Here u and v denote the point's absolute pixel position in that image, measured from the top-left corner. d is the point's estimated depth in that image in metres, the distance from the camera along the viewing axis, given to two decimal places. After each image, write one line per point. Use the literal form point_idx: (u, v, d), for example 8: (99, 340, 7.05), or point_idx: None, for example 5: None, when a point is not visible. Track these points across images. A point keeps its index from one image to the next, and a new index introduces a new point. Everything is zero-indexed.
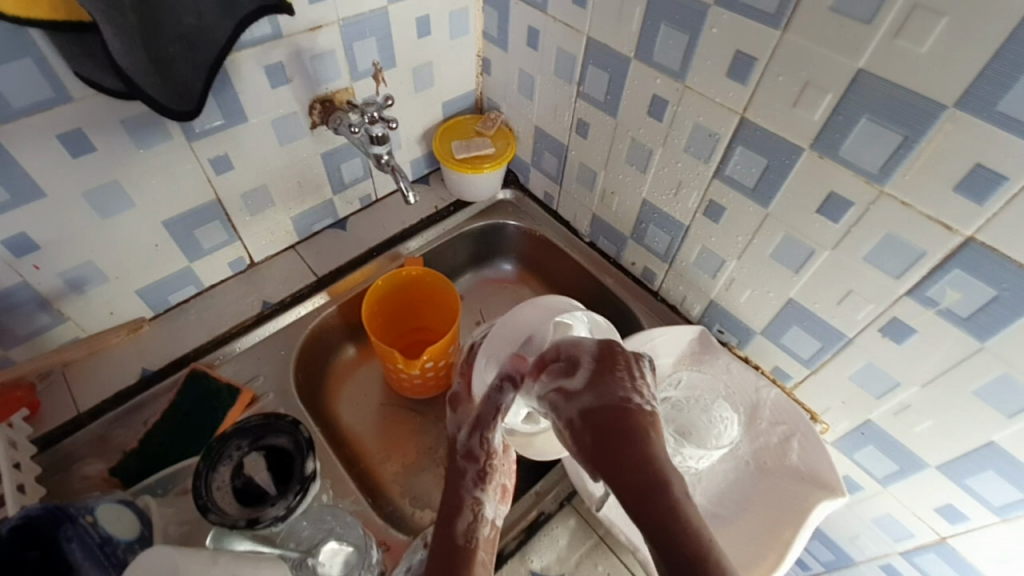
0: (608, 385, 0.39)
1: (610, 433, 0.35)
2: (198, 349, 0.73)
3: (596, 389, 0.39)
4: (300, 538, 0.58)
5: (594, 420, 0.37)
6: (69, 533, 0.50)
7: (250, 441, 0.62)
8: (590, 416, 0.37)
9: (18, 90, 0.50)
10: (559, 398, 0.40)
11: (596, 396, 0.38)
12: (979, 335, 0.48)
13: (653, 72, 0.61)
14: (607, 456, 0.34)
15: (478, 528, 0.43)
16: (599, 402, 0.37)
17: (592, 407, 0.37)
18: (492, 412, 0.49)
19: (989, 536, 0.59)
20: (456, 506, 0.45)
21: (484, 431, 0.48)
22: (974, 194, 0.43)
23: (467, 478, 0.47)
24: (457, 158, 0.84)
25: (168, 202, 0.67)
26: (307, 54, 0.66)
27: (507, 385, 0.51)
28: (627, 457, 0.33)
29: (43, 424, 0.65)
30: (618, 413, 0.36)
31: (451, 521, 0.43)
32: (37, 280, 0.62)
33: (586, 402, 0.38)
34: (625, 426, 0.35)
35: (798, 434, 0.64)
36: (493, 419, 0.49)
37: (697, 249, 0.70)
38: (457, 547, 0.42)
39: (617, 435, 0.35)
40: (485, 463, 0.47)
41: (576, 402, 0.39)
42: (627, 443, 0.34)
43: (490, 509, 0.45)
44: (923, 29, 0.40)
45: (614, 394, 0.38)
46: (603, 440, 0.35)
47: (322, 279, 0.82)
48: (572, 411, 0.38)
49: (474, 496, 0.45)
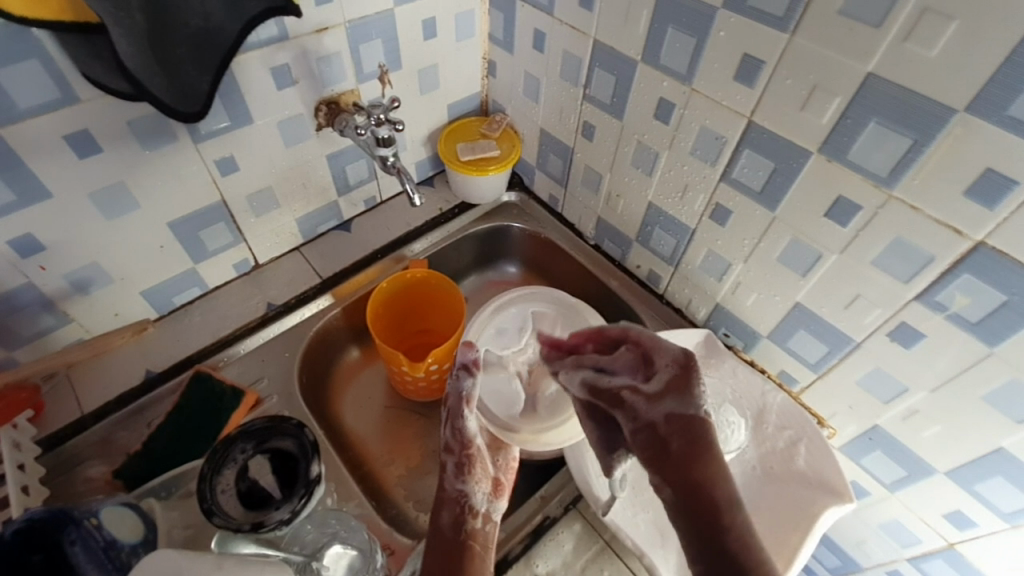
0: (691, 398, 0.45)
1: (690, 445, 0.42)
2: (203, 350, 0.73)
3: (681, 398, 0.45)
4: (305, 542, 0.58)
5: (678, 426, 0.43)
6: (73, 536, 0.50)
7: (255, 444, 0.62)
8: (673, 424, 0.44)
9: (26, 91, 0.50)
10: (641, 399, 0.46)
11: (679, 405, 0.45)
12: (989, 340, 0.48)
13: (659, 75, 0.61)
14: (688, 465, 0.41)
15: (466, 520, 0.49)
16: (684, 413, 0.44)
17: (677, 415, 0.44)
18: (456, 401, 0.56)
19: (998, 542, 0.58)
20: (445, 498, 0.51)
21: (456, 422, 0.55)
22: (985, 198, 0.43)
23: (449, 470, 0.53)
24: (461, 159, 0.84)
25: (174, 203, 0.66)
26: (313, 56, 0.66)
27: (463, 374, 0.57)
28: (704, 471, 0.40)
29: (48, 426, 0.65)
30: (698, 430, 0.43)
31: (440, 516, 0.50)
32: (42, 282, 0.62)
33: (669, 410, 0.45)
34: (702, 440, 0.42)
35: (805, 439, 0.64)
36: (460, 408, 0.55)
37: (703, 252, 0.70)
38: (447, 538, 0.48)
39: (698, 450, 0.42)
40: (462, 454, 0.54)
41: (659, 406, 0.45)
42: (704, 457, 0.41)
43: (478, 498, 0.52)
44: (934, 33, 0.40)
45: (695, 409, 0.44)
46: (687, 450, 0.42)
47: (327, 281, 0.82)
48: (655, 415, 0.45)
49: (458, 489, 0.52)
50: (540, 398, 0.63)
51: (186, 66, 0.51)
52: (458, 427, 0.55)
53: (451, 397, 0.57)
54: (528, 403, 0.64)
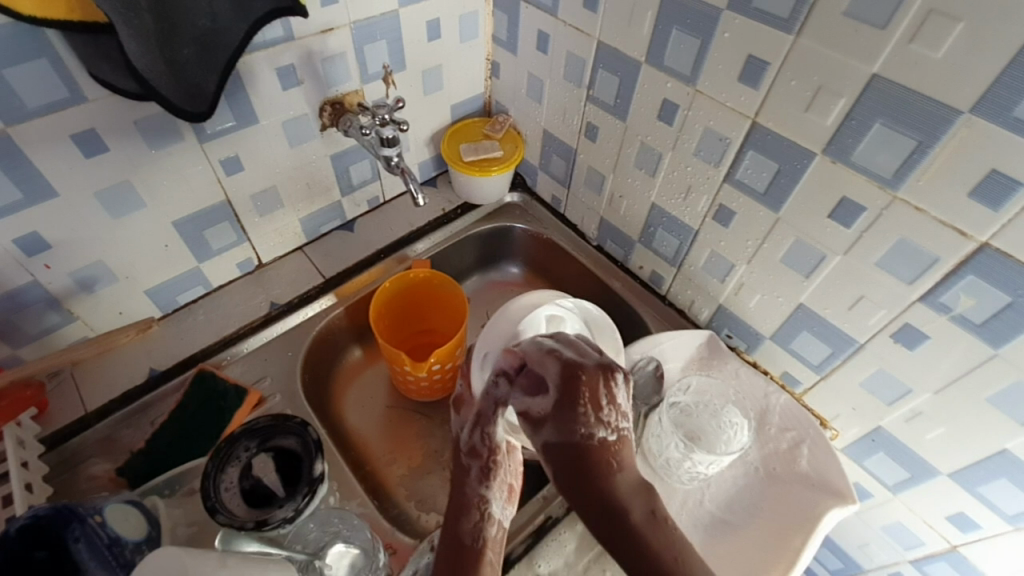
0: (569, 421, 0.41)
1: (569, 475, 0.39)
2: (206, 350, 0.73)
3: (558, 420, 0.41)
4: (306, 540, 0.58)
5: (560, 453, 0.40)
6: (77, 533, 0.50)
7: (258, 442, 0.62)
8: (554, 452, 0.41)
9: (34, 90, 0.50)
10: (527, 429, 0.44)
11: (555, 431, 0.41)
12: (992, 342, 0.48)
13: (663, 76, 0.61)
14: (573, 493, 0.39)
15: (484, 527, 0.46)
16: (561, 439, 0.40)
17: (554, 444, 0.41)
18: (489, 405, 0.50)
19: (1001, 544, 0.58)
20: (465, 505, 0.47)
21: (485, 426, 0.50)
22: (990, 200, 0.43)
23: (472, 474, 0.49)
24: (465, 160, 0.84)
25: (179, 202, 0.67)
26: (318, 56, 0.67)
27: (500, 377, 0.50)
28: (591, 493, 0.38)
29: (52, 424, 0.65)
30: (578, 450, 0.40)
31: (459, 520, 0.46)
32: (48, 280, 0.62)
33: (548, 437, 0.41)
34: (578, 467, 0.39)
35: (808, 441, 0.64)
36: (493, 414, 0.49)
37: (706, 253, 0.70)
38: (466, 547, 0.44)
39: (580, 472, 0.39)
40: (488, 459, 0.49)
41: (541, 432, 0.42)
42: (592, 478, 0.38)
43: (497, 507, 0.47)
44: (940, 34, 0.40)
45: (572, 429, 0.41)
46: (569, 478, 0.39)
47: (330, 280, 0.82)
48: (539, 444, 0.42)
49: (480, 494, 0.47)
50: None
51: (194, 66, 0.51)
52: (487, 432, 0.49)
53: (484, 398, 0.50)
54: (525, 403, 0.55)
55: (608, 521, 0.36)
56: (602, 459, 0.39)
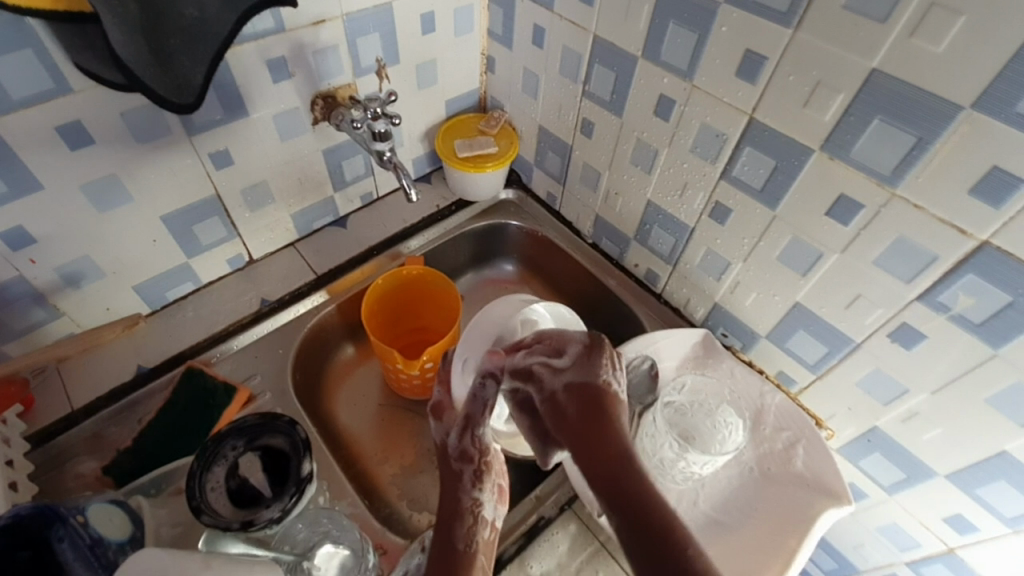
0: (594, 369, 0.47)
1: (585, 408, 0.44)
2: (195, 346, 0.72)
3: (581, 367, 0.48)
4: (294, 541, 0.57)
5: (582, 391, 0.46)
6: (61, 533, 0.49)
7: (245, 441, 0.61)
8: (573, 389, 0.46)
9: (17, 80, 0.49)
10: (547, 374, 0.49)
11: (578, 374, 0.47)
12: (993, 341, 0.47)
13: (660, 71, 0.60)
14: (584, 424, 0.43)
15: (478, 530, 0.46)
16: (585, 379, 0.47)
17: (575, 384, 0.47)
18: (479, 408, 0.52)
19: (998, 546, 0.58)
20: (460, 510, 0.48)
21: (474, 429, 0.52)
22: (991, 197, 0.42)
23: (465, 479, 0.50)
24: (458, 156, 0.83)
25: (168, 196, 0.66)
26: (310, 49, 0.65)
27: (488, 380, 0.53)
28: (604, 424, 0.42)
29: (38, 421, 0.64)
30: (597, 391, 0.45)
31: (453, 525, 0.46)
32: (33, 275, 0.61)
33: (570, 379, 0.47)
34: (595, 403, 0.44)
35: (803, 440, 0.63)
36: (481, 415, 0.52)
37: (702, 251, 0.69)
38: (459, 551, 0.45)
39: (596, 409, 0.44)
40: (480, 462, 0.51)
41: (561, 377, 0.48)
42: (605, 415, 0.43)
43: (490, 509, 0.48)
44: (941, 28, 0.39)
45: (594, 375, 0.47)
46: (583, 412, 0.44)
47: (322, 277, 0.81)
48: (558, 385, 0.48)
49: (473, 498, 0.48)
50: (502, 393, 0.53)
51: (181, 57, 0.49)
52: (476, 434, 0.52)
53: (472, 402, 0.53)
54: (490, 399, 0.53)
55: (611, 448, 0.40)
56: (614, 407, 0.44)
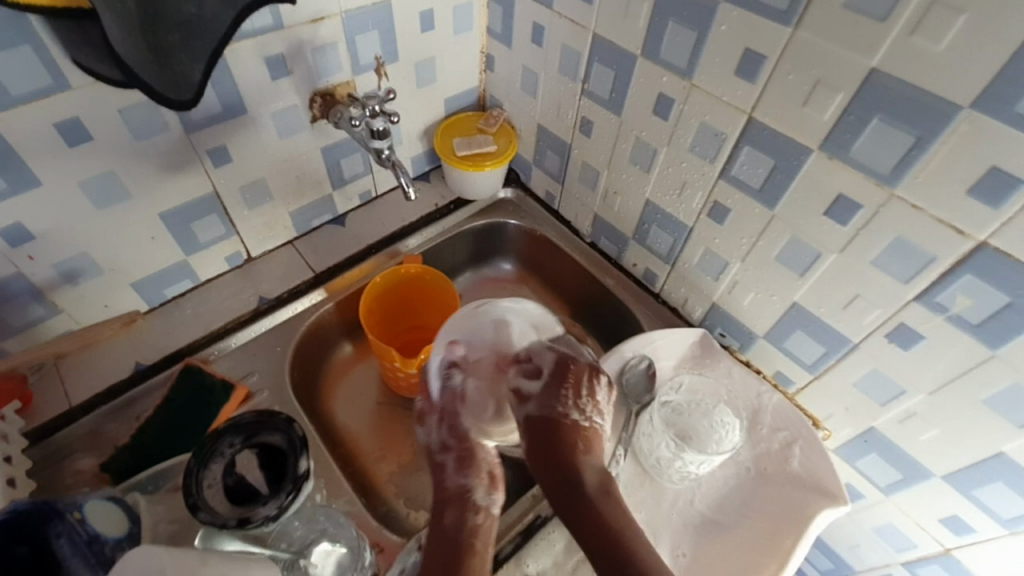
0: (558, 398, 0.51)
1: (545, 439, 0.48)
2: (193, 344, 0.72)
3: (546, 397, 0.51)
4: (291, 539, 0.57)
5: (545, 421, 0.50)
6: (59, 529, 0.49)
7: (243, 438, 0.61)
8: (535, 421, 0.50)
9: (16, 76, 0.49)
10: (513, 403, 0.53)
11: (540, 406, 0.51)
12: (991, 343, 0.47)
13: (660, 70, 0.60)
14: (542, 456, 0.47)
15: (470, 518, 0.47)
16: (547, 411, 0.50)
17: (534, 415, 0.50)
18: (449, 399, 0.56)
19: (994, 547, 0.58)
20: (448, 496, 0.49)
21: (450, 422, 0.55)
22: (989, 197, 0.42)
23: (448, 469, 0.52)
24: (458, 154, 0.83)
25: (166, 193, 0.66)
26: (309, 46, 0.65)
27: (454, 370, 0.58)
28: (563, 456, 0.47)
29: (36, 417, 0.64)
30: (556, 422, 0.49)
31: (443, 515, 0.48)
32: (31, 271, 0.61)
33: (537, 408, 0.51)
34: (553, 436, 0.48)
35: (799, 441, 0.64)
36: (454, 406, 0.56)
37: (700, 250, 0.69)
38: (454, 538, 0.46)
39: (556, 442, 0.48)
40: (460, 449, 0.53)
41: (524, 407, 0.52)
42: (566, 445, 0.48)
43: (483, 494, 0.49)
44: (942, 26, 0.39)
45: (555, 406, 0.50)
46: (542, 443, 0.48)
47: (320, 276, 0.81)
48: (520, 416, 0.52)
49: (461, 483, 0.50)
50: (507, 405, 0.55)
51: (180, 54, 0.49)
52: (453, 427, 0.55)
53: (442, 396, 0.57)
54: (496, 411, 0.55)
55: (567, 482, 0.45)
56: (573, 436, 0.48)
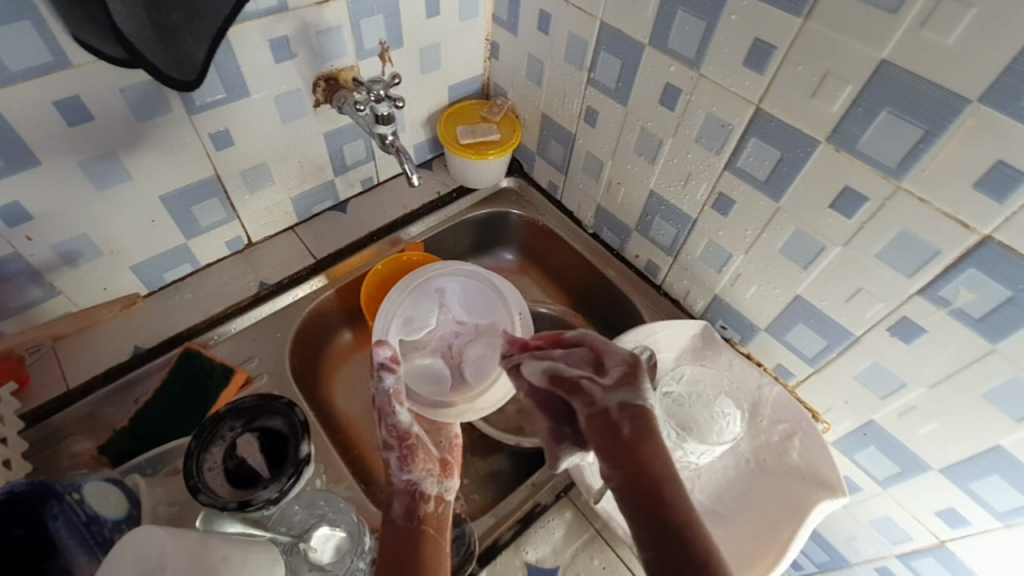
0: (640, 390, 0.47)
1: (638, 430, 0.43)
2: (192, 328, 0.72)
3: (631, 389, 0.46)
4: (291, 522, 0.57)
5: (629, 415, 0.45)
6: (55, 511, 0.49)
7: (244, 422, 0.61)
8: (616, 414, 0.45)
9: (14, 52, 0.48)
10: (598, 388, 0.47)
11: (631, 393, 0.46)
12: (991, 337, 0.47)
13: (667, 59, 0.60)
14: (635, 453, 0.42)
15: (420, 505, 0.49)
16: (635, 401, 0.45)
17: (629, 403, 0.45)
18: (386, 399, 0.54)
19: (988, 540, 0.58)
20: (394, 490, 0.51)
21: (389, 418, 0.54)
22: (994, 192, 0.42)
23: (392, 465, 0.53)
24: (461, 143, 0.83)
25: (168, 176, 0.65)
26: (313, 29, 0.65)
27: (384, 372, 0.54)
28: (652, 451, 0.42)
29: (33, 400, 0.64)
30: (644, 415, 0.44)
31: (391, 506, 0.49)
32: (29, 252, 0.60)
33: (622, 399, 0.46)
34: (648, 426, 0.44)
35: (799, 433, 0.64)
36: (390, 405, 0.54)
37: (703, 243, 0.69)
38: (403, 528, 0.47)
39: (648, 439, 0.43)
40: (402, 447, 0.53)
41: (614, 394, 0.47)
42: (652, 441, 0.42)
43: (430, 484, 0.51)
44: (953, 18, 0.39)
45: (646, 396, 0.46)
46: (636, 434, 0.43)
47: (321, 262, 0.80)
48: (610, 403, 0.46)
49: (407, 478, 0.51)
50: (464, 367, 0.68)
51: (182, 32, 0.48)
52: (392, 424, 0.54)
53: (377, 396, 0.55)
54: (456, 376, 0.68)
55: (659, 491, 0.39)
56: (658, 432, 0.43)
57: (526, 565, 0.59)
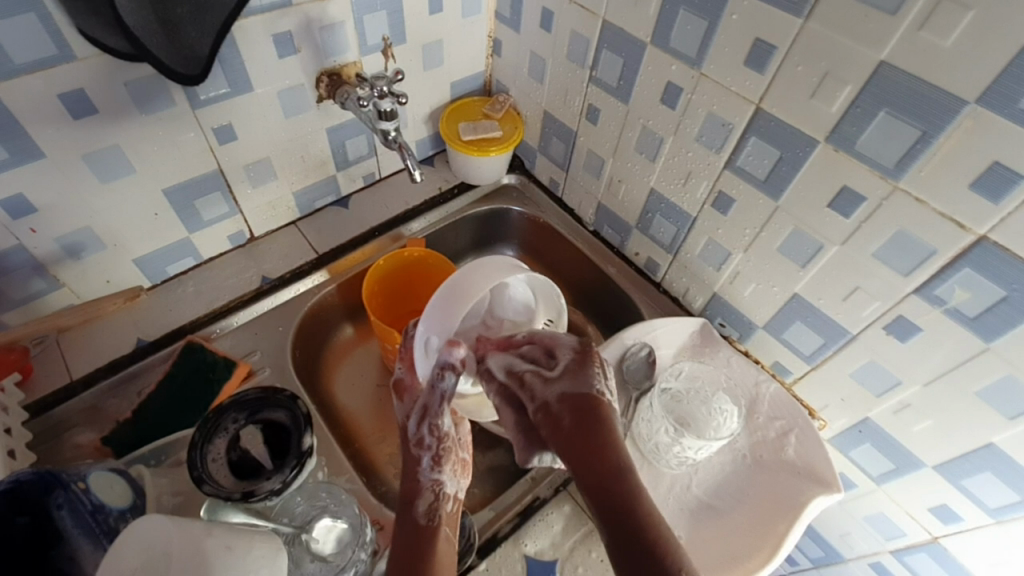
0: (585, 377, 0.46)
1: (579, 418, 0.42)
2: (194, 322, 0.72)
3: (573, 377, 0.46)
4: (293, 514, 0.58)
5: (569, 403, 0.44)
6: (60, 500, 0.49)
7: (247, 414, 0.62)
8: (558, 404, 0.44)
9: (20, 44, 0.48)
10: (539, 382, 0.47)
11: (572, 383, 0.45)
12: (986, 336, 0.48)
13: (668, 58, 0.60)
14: (578, 440, 0.41)
15: (440, 506, 0.48)
16: (575, 389, 0.45)
17: (569, 392, 0.44)
18: (438, 402, 0.50)
19: (981, 536, 0.59)
20: (417, 488, 0.49)
21: (432, 419, 0.51)
22: (990, 193, 0.43)
23: (423, 464, 0.50)
24: (463, 139, 0.83)
25: (171, 170, 0.65)
26: (317, 25, 0.65)
27: (448, 374, 0.50)
28: (591, 436, 0.41)
29: (36, 391, 0.64)
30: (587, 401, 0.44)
31: (414, 505, 0.48)
32: (32, 244, 0.60)
33: (563, 389, 0.45)
34: (591, 412, 0.42)
35: (795, 429, 0.65)
36: (440, 407, 0.51)
37: (703, 241, 0.70)
38: (421, 527, 0.46)
39: (590, 425, 0.42)
40: (438, 447, 0.51)
41: (554, 386, 0.46)
42: (592, 426, 0.42)
43: (450, 484, 0.50)
44: (950, 21, 0.40)
45: (589, 384, 0.45)
46: (577, 422, 0.42)
47: (323, 257, 0.81)
48: (550, 395, 0.45)
49: (433, 478, 0.49)
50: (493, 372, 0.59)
51: (187, 27, 0.49)
52: (435, 424, 0.51)
53: (429, 393, 0.51)
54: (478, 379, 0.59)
55: (605, 469, 0.38)
56: (602, 414, 0.42)
57: (525, 557, 0.60)
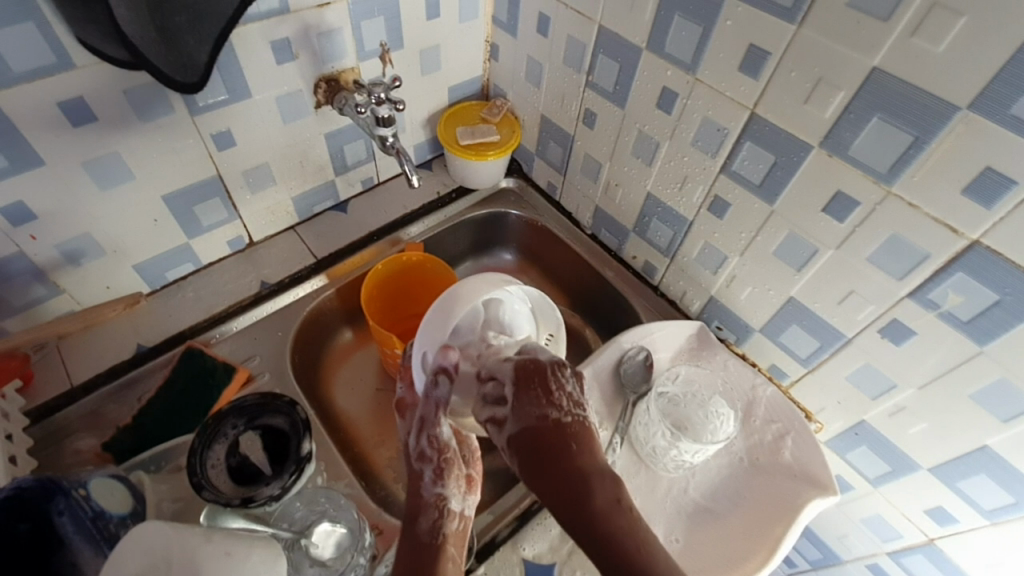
0: (529, 409, 0.43)
1: (533, 458, 0.41)
2: (195, 327, 0.73)
3: (518, 414, 0.44)
4: (293, 519, 0.58)
5: (518, 446, 0.42)
6: (61, 506, 0.50)
7: (246, 420, 0.62)
8: (517, 442, 0.43)
9: (18, 53, 0.49)
10: (491, 429, 0.45)
11: (517, 421, 0.43)
12: (979, 339, 0.48)
13: (664, 64, 0.60)
14: (538, 483, 0.40)
15: (444, 523, 0.47)
16: (520, 428, 0.43)
17: (516, 434, 0.43)
18: (432, 409, 0.51)
19: (975, 537, 0.59)
20: (422, 504, 0.48)
21: (431, 430, 0.51)
22: (983, 197, 0.43)
23: (426, 478, 0.49)
24: (461, 144, 0.84)
25: (170, 177, 0.66)
26: (314, 31, 0.65)
27: (441, 378, 0.51)
28: (546, 478, 0.39)
29: (37, 397, 0.65)
30: (535, 436, 0.42)
31: (416, 521, 0.47)
32: (32, 251, 0.61)
33: (511, 431, 0.43)
34: (540, 449, 0.41)
35: (792, 432, 0.65)
36: (435, 416, 0.51)
37: (700, 244, 0.70)
38: (425, 544, 0.45)
39: (543, 462, 0.40)
40: (440, 459, 0.50)
41: (504, 430, 0.44)
42: (544, 465, 0.40)
43: (456, 501, 0.48)
44: (942, 28, 0.40)
45: (532, 415, 0.43)
46: (531, 465, 0.41)
47: (322, 262, 0.81)
48: (504, 441, 0.44)
49: (436, 493, 0.48)
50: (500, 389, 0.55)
51: (185, 35, 0.49)
52: (433, 435, 0.51)
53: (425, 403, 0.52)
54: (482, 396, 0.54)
55: (574, 503, 0.38)
56: (563, 438, 0.41)
57: (523, 562, 0.60)
